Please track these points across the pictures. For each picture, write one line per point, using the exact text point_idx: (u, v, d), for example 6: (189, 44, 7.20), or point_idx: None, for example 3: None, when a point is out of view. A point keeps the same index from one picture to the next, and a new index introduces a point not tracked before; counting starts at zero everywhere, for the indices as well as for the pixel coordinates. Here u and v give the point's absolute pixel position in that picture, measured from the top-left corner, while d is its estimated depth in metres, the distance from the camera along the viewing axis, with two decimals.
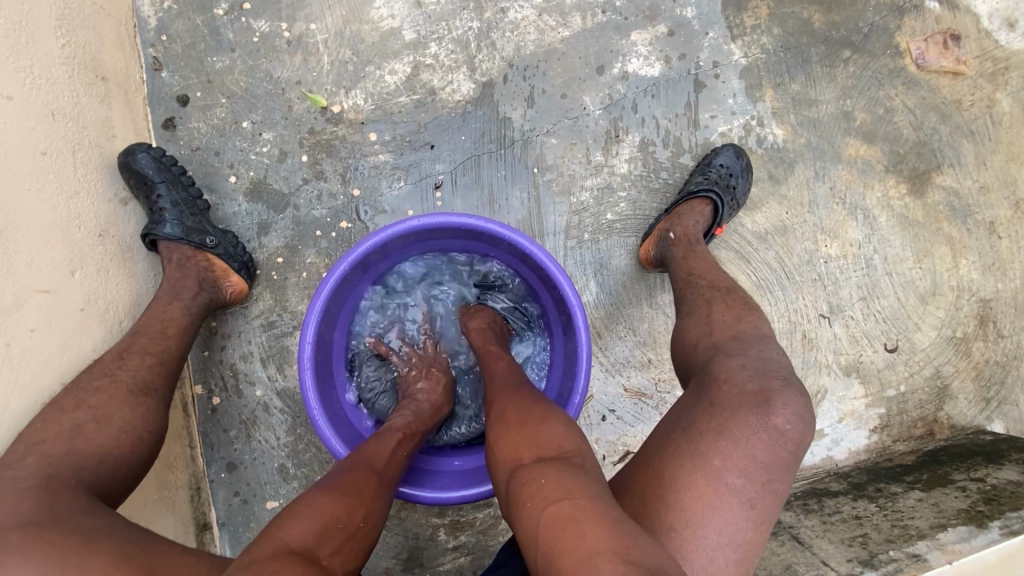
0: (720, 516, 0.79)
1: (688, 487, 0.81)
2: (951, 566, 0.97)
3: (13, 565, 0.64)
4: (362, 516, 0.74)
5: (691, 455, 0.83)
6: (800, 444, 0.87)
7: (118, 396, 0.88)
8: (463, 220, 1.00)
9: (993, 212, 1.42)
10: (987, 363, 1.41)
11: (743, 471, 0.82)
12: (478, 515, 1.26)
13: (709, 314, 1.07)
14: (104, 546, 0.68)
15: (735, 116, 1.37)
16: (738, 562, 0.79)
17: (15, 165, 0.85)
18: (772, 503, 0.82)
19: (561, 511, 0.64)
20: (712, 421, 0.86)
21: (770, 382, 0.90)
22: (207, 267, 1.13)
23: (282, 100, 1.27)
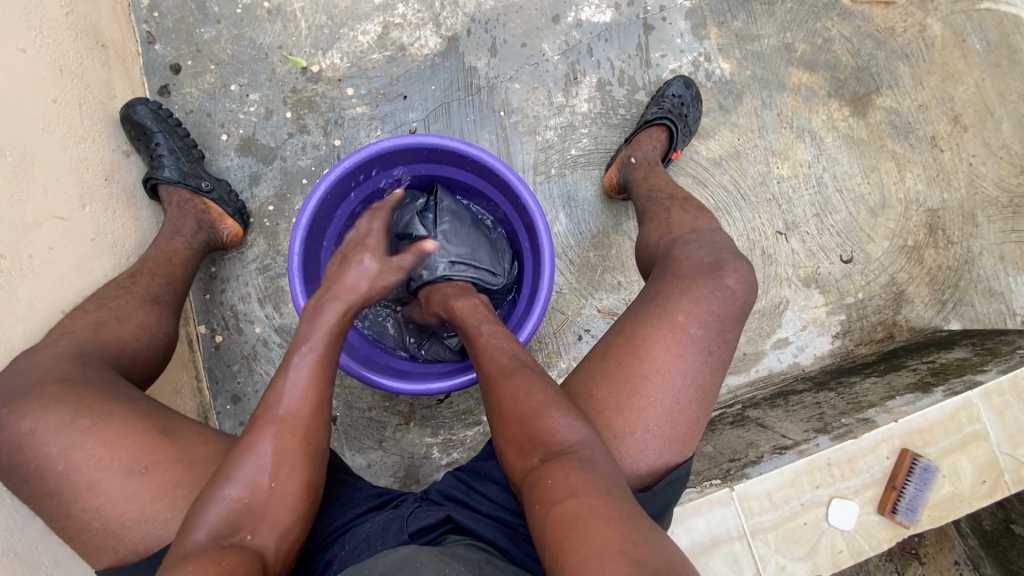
0: (683, 361, 0.90)
1: (656, 340, 0.91)
2: (897, 423, 1.04)
3: (53, 406, 0.78)
4: (281, 475, 0.76)
5: (657, 314, 0.93)
6: (747, 302, 0.97)
7: (132, 302, 0.99)
8: (431, 139, 1.10)
9: (933, 128, 1.52)
10: (939, 268, 1.49)
11: (703, 322, 0.92)
12: (468, 432, 1.35)
13: (668, 218, 1.16)
14: (128, 403, 0.82)
15: (684, 54, 1.48)
16: (699, 400, 0.90)
17: (31, 108, 0.97)
18: (728, 350, 0.93)
19: (567, 513, 0.69)
20: (672, 288, 0.96)
21: (723, 255, 1.00)
22: (204, 210, 1.24)
23: (265, 64, 1.40)
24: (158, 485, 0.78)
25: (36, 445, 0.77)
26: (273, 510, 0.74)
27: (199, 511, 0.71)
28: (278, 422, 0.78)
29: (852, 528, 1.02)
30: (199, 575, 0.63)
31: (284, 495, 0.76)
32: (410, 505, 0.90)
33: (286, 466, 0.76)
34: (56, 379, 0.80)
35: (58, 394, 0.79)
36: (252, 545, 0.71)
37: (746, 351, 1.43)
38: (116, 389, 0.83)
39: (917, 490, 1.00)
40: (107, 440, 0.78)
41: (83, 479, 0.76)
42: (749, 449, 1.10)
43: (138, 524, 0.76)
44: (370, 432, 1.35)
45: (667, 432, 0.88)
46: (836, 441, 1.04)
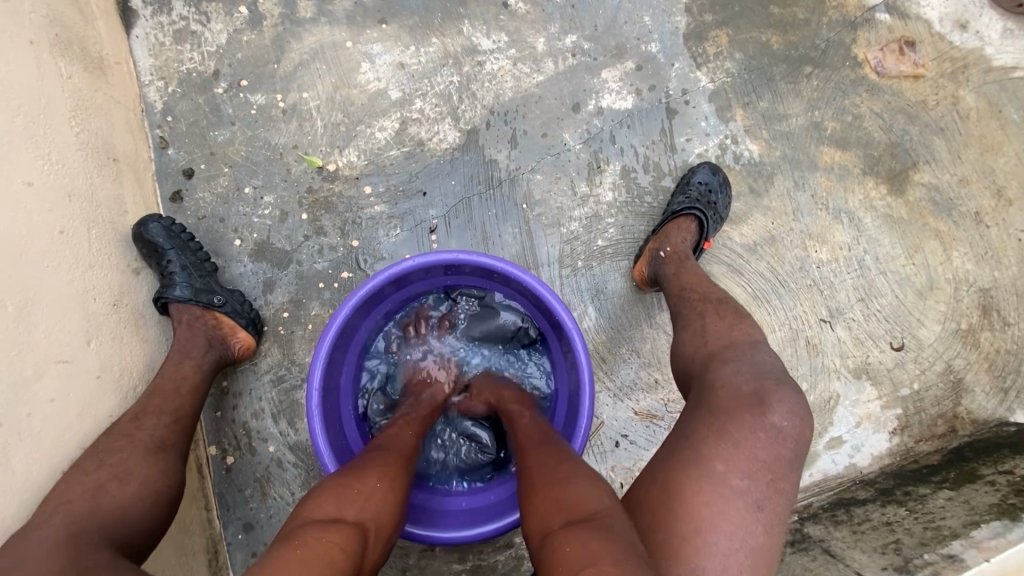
0: (727, 519, 0.80)
1: (693, 492, 0.81)
2: (991, 563, 0.91)
3: None
4: (378, 480, 0.83)
5: (695, 462, 0.84)
6: (800, 438, 0.88)
7: (135, 454, 0.91)
8: (456, 256, 1.05)
9: (976, 203, 1.45)
10: (998, 353, 1.39)
11: (746, 472, 0.83)
12: (500, 557, 1.23)
13: (702, 326, 1.09)
14: None
15: (710, 137, 1.43)
16: (753, 568, 0.79)
17: (35, 245, 0.92)
18: (779, 502, 0.83)
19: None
20: (711, 427, 0.87)
21: (764, 381, 0.92)
22: (215, 326, 1.18)
23: (280, 164, 1.36)
24: None
25: None
26: (376, 507, 0.79)
27: (313, 497, 0.77)
28: (382, 452, 0.90)
29: None
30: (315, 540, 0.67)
31: (384, 506, 0.80)
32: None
33: (387, 483, 0.83)
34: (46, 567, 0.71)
35: None
36: (353, 522, 0.74)
37: None
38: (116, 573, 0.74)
39: None
40: None
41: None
42: None
43: None
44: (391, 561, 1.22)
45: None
46: None
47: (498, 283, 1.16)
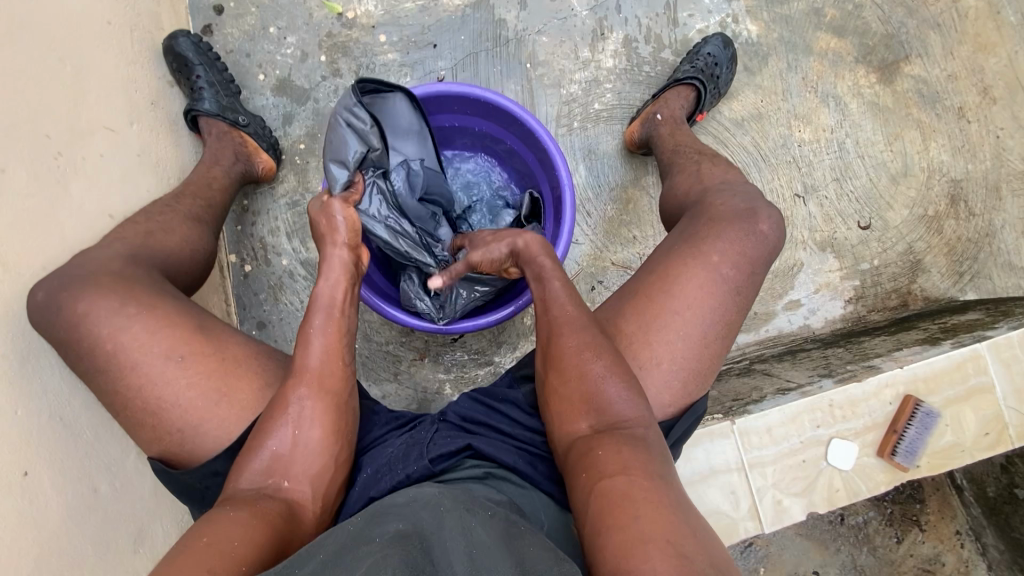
0: (713, 297, 0.94)
1: (690, 276, 0.95)
2: (903, 369, 1.05)
3: (104, 292, 0.81)
4: (296, 427, 0.79)
5: (692, 254, 0.97)
6: (776, 249, 1.02)
7: (177, 219, 1.04)
8: (466, 89, 1.16)
9: (961, 98, 1.51)
10: (959, 240, 1.49)
11: (735, 263, 0.96)
12: (479, 371, 1.40)
13: (698, 171, 1.20)
14: (171, 298, 0.86)
15: (711, 15, 1.49)
16: (724, 334, 0.94)
17: (87, 25, 1.03)
18: (754, 291, 0.97)
19: (616, 491, 0.72)
20: (708, 231, 1.00)
21: (756, 203, 1.04)
22: (242, 143, 1.30)
23: (303, 8, 1.45)
24: (193, 374, 0.82)
25: (79, 322, 0.79)
26: (299, 460, 0.79)
27: (244, 458, 0.78)
28: (305, 382, 0.82)
29: (850, 469, 1.03)
30: (234, 513, 0.70)
31: (309, 442, 0.79)
32: (429, 431, 0.92)
33: (311, 413, 0.80)
34: (110, 272, 0.84)
35: (113, 284, 0.82)
36: (285, 492, 0.77)
37: (757, 310, 1.44)
38: (164, 287, 0.87)
39: (917, 434, 1.02)
40: (151, 327, 0.81)
41: (128, 359, 0.80)
42: (753, 392, 1.14)
43: (177, 407, 0.80)
44: (386, 365, 1.40)
45: (690, 362, 0.92)
46: (840, 383, 1.06)
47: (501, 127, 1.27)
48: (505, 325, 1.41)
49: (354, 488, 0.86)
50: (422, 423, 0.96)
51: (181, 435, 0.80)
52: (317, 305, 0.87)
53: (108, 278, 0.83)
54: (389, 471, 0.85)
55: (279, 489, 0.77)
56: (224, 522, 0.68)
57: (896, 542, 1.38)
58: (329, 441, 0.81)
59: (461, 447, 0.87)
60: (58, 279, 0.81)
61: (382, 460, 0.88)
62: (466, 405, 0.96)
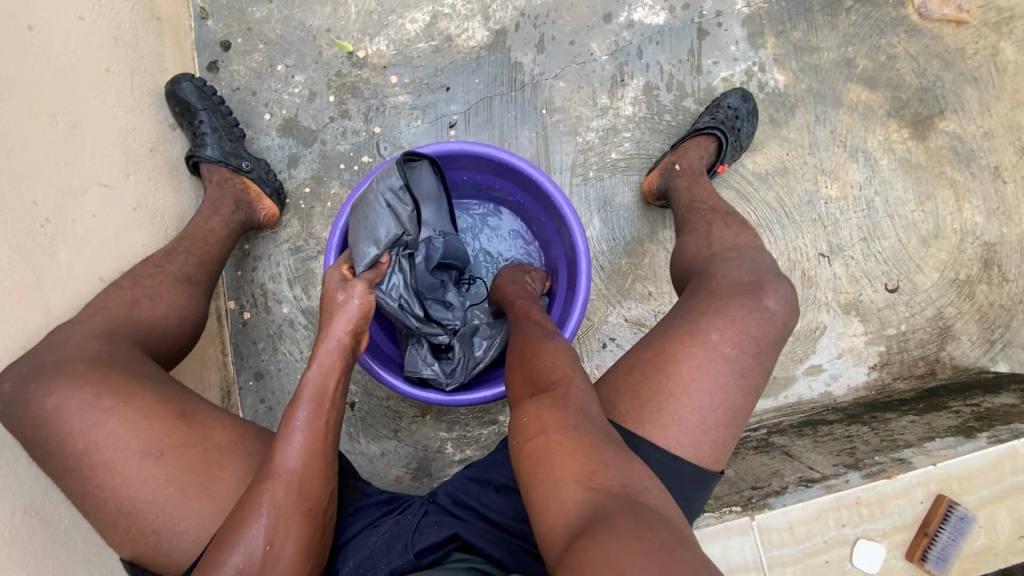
0: (713, 381, 0.87)
1: (688, 357, 0.89)
2: (936, 466, 0.98)
3: (76, 386, 0.77)
4: (266, 540, 0.73)
5: (691, 332, 0.90)
6: (787, 325, 0.94)
7: (167, 283, 0.99)
8: (482, 151, 1.11)
9: (998, 157, 1.44)
10: (991, 306, 1.41)
11: (737, 343, 0.89)
12: (483, 431, 1.34)
13: (710, 231, 1.12)
14: (150, 384, 0.81)
15: (737, 63, 1.43)
16: (728, 421, 0.87)
17: (84, 75, 0.98)
18: (760, 375, 0.90)
19: (535, 447, 0.73)
20: (710, 307, 0.93)
21: (764, 274, 0.97)
22: (243, 189, 1.24)
23: (313, 46, 1.40)
24: (172, 468, 0.77)
25: (52, 421, 0.75)
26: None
27: (203, 574, 0.71)
28: (283, 483, 0.76)
29: (877, 573, 0.96)
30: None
31: (281, 559, 0.73)
32: (415, 515, 0.87)
33: (285, 525, 0.74)
34: (85, 358, 0.79)
35: (87, 373, 0.78)
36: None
37: (776, 374, 1.37)
38: (144, 370, 0.83)
39: (951, 539, 0.95)
40: (127, 421, 0.77)
41: (101, 457, 0.75)
42: (773, 477, 1.05)
43: (151, 507, 0.75)
44: (386, 421, 1.34)
45: (690, 451, 0.86)
46: (868, 479, 0.98)
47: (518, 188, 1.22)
48: None
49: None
50: (411, 505, 0.91)
51: (156, 537, 0.75)
52: (304, 397, 0.82)
53: (80, 365, 0.79)
54: (372, 566, 0.80)
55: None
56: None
57: None
58: (302, 559, 0.75)
59: (447, 537, 0.82)
60: (29, 367, 0.77)
61: (365, 551, 0.83)
62: (457, 486, 0.91)
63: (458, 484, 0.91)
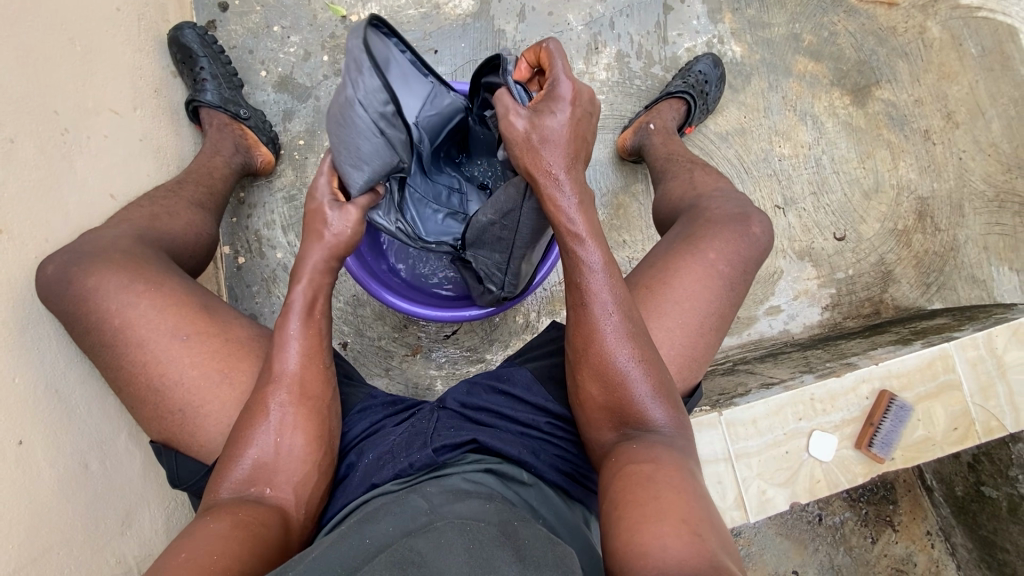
0: (710, 292, 0.99)
1: (688, 271, 1.00)
2: (878, 365, 1.11)
3: (109, 270, 0.83)
4: (277, 434, 0.81)
5: (690, 251, 1.02)
6: (766, 252, 1.08)
7: (182, 205, 1.06)
8: (470, 88, 1.22)
9: (927, 122, 1.62)
10: (926, 253, 1.58)
11: (730, 262, 1.02)
12: (471, 368, 1.42)
13: (691, 177, 1.26)
14: (175, 277, 0.88)
15: (699, 35, 1.58)
16: (717, 327, 0.99)
17: (99, 11, 1.05)
18: (746, 289, 1.03)
19: (639, 476, 0.75)
20: (705, 232, 1.05)
21: (749, 209, 1.10)
22: (241, 136, 1.31)
23: (307, 10, 1.48)
24: (197, 353, 0.84)
25: (86, 300, 0.81)
26: (285, 466, 0.80)
27: (226, 467, 0.79)
28: (282, 390, 0.83)
29: (830, 460, 1.07)
30: (216, 525, 0.70)
31: (292, 448, 0.81)
32: (431, 420, 0.93)
33: (291, 422, 0.82)
34: (107, 251, 0.85)
35: (121, 262, 0.85)
36: (270, 496, 0.78)
37: (740, 314, 1.50)
38: (170, 267, 0.89)
39: (892, 426, 1.07)
40: (156, 305, 0.84)
41: (135, 336, 0.82)
42: (739, 386, 1.18)
43: (179, 385, 0.83)
44: (378, 360, 1.40)
45: (688, 350, 0.96)
46: (820, 377, 1.11)
47: None
48: (498, 323, 1.43)
49: (354, 473, 0.88)
50: (422, 411, 0.97)
51: (182, 416, 0.83)
52: (294, 307, 0.87)
53: (117, 257, 0.85)
54: (393, 459, 0.86)
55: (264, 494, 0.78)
56: (206, 534, 0.68)
57: (871, 541, 1.43)
58: (311, 448, 0.83)
59: (465, 441, 0.87)
60: (69, 255, 0.83)
61: (383, 448, 0.89)
62: (466, 393, 0.98)
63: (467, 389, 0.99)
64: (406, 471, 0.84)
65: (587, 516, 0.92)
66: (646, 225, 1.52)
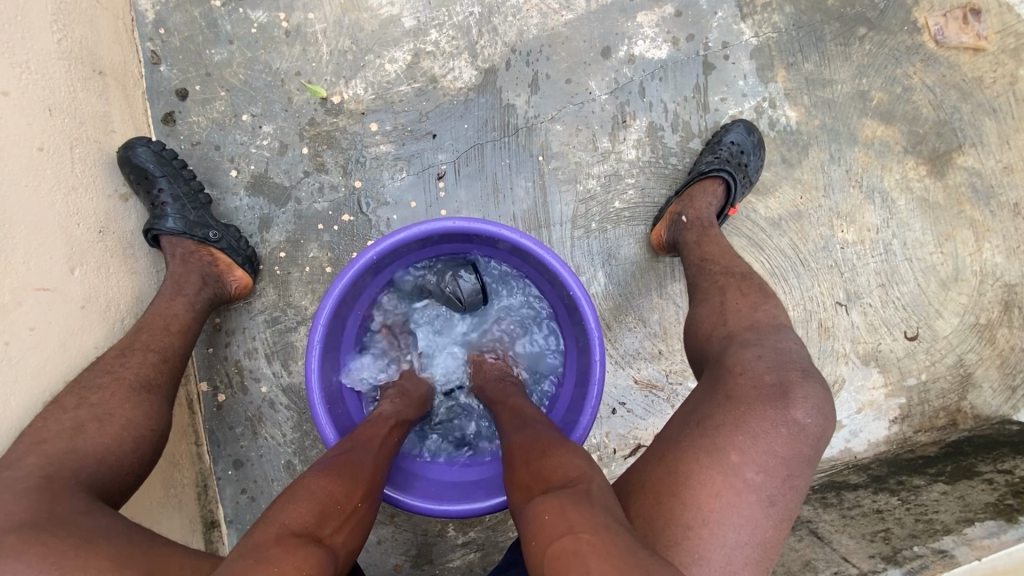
0: (738, 513, 0.76)
1: (705, 481, 0.77)
2: (980, 562, 0.92)
3: (7, 569, 0.62)
4: (361, 499, 0.76)
5: (707, 450, 0.80)
6: (821, 438, 0.83)
7: (125, 396, 0.86)
8: (513, 238, 0.96)
9: (1018, 193, 1.36)
10: (1012, 350, 1.35)
11: (762, 467, 0.78)
12: (488, 510, 1.25)
13: (722, 302, 1.04)
14: (104, 549, 0.66)
15: (746, 98, 1.32)
16: (757, 559, 0.76)
17: (9, 161, 0.83)
18: (794, 500, 0.79)
19: (564, 548, 0.59)
20: (728, 418, 0.82)
21: (790, 374, 0.87)
22: (211, 262, 1.11)
23: (281, 92, 1.25)
24: None
25: None
26: (345, 528, 0.71)
27: (291, 496, 0.70)
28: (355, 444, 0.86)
29: None
30: (279, 562, 0.58)
31: (364, 516, 0.76)
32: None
33: (363, 496, 0.77)
34: (21, 519, 0.67)
35: (24, 545, 0.64)
36: (327, 542, 0.66)
37: None
38: (103, 521, 0.70)
39: None
40: None
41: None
42: (806, 571, 0.98)
43: None
44: (381, 506, 1.24)
45: None
46: None
47: (541, 278, 1.08)
48: None
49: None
50: None
51: None
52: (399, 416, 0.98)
53: (11, 540, 0.64)
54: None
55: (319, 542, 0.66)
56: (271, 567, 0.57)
57: None
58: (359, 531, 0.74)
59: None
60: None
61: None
62: None
63: None
64: None
65: None
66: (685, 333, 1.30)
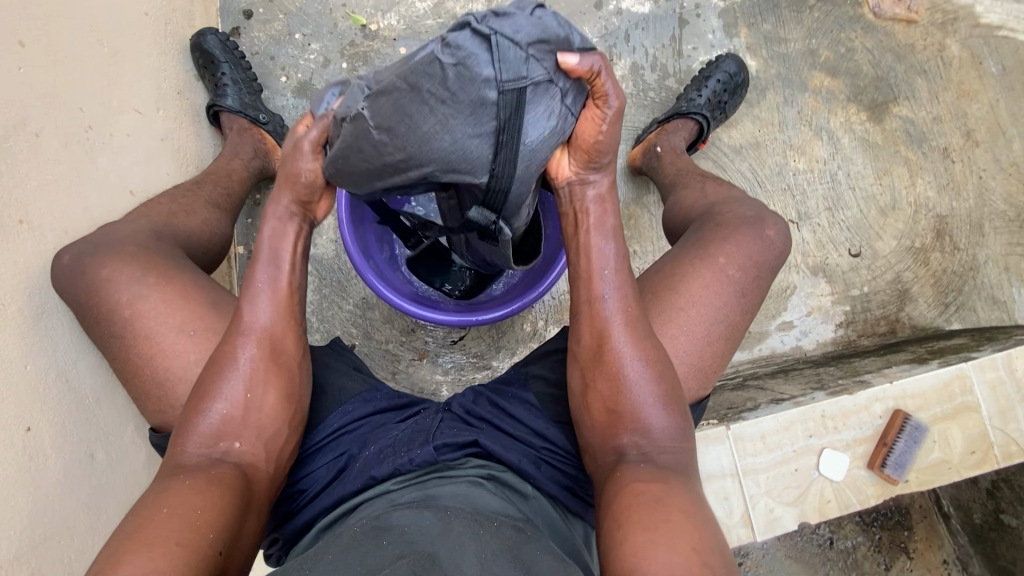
0: (719, 297, 0.96)
1: (697, 276, 0.97)
2: (892, 384, 1.08)
3: (122, 262, 0.83)
4: (247, 387, 0.77)
5: (699, 256, 0.99)
6: (781, 255, 1.04)
7: (200, 203, 1.06)
8: None
9: (946, 139, 1.60)
10: (944, 272, 1.54)
11: (741, 266, 0.98)
12: (477, 374, 1.41)
13: (704, 187, 1.23)
14: (185, 272, 0.87)
15: (714, 49, 1.58)
16: (725, 334, 0.96)
17: (126, 13, 1.08)
18: (757, 295, 1.00)
19: (645, 491, 0.71)
20: (717, 235, 1.02)
21: (764, 211, 1.07)
22: (260, 140, 1.32)
23: (328, 19, 1.51)
24: (201, 349, 0.81)
25: (97, 289, 0.81)
26: (252, 421, 0.76)
27: (189, 418, 0.75)
28: (246, 340, 0.78)
29: (842, 480, 1.05)
30: (187, 487, 0.68)
31: (263, 404, 0.77)
32: (434, 419, 0.87)
33: (266, 372, 0.78)
34: (115, 242, 0.86)
35: (131, 253, 0.85)
36: (237, 457, 0.75)
37: (752, 329, 1.48)
38: (182, 261, 0.89)
39: (906, 448, 1.05)
40: (165, 298, 0.83)
41: (143, 328, 0.81)
42: (747, 401, 1.16)
43: (180, 380, 0.80)
44: (384, 362, 1.41)
45: (696, 358, 0.93)
46: (831, 395, 1.08)
47: None
48: (505, 330, 1.42)
49: (354, 464, 0.82)
50: (426, 410, 0.91)
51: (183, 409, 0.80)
52: (260, 262, 0.81)
53: (128, 249, 0.85)
54: (393, 454, 0.80)
55: (229, 452, 0.75)
56: (177, 497, 0.67)
57: (884, 569, 1.37)
58: (287, 402, 0.80)
59: (467, 442, 0.82)
60: (85, 243, 0.84)
61: (385, 441, 0.83)
62: (471, 401, 0.90)
63: (468, 395, 0.92)
64: (405, 466, 0.78)
65: (588, 530, 0.86)
66: (657, 237, 1.51)
